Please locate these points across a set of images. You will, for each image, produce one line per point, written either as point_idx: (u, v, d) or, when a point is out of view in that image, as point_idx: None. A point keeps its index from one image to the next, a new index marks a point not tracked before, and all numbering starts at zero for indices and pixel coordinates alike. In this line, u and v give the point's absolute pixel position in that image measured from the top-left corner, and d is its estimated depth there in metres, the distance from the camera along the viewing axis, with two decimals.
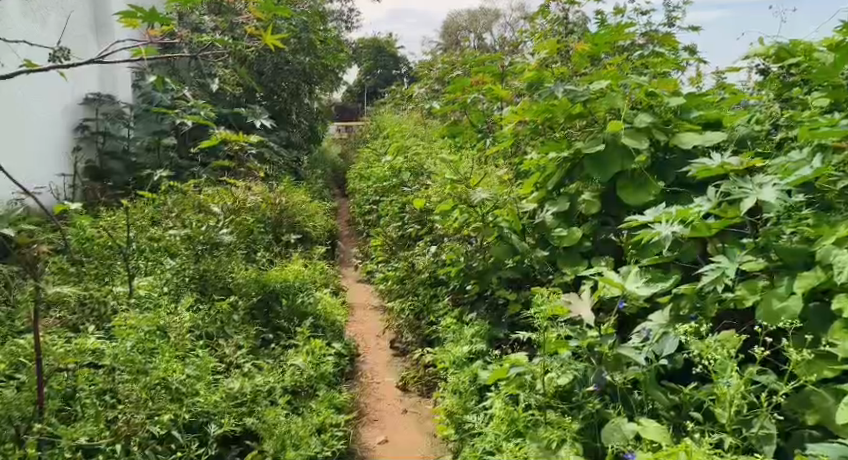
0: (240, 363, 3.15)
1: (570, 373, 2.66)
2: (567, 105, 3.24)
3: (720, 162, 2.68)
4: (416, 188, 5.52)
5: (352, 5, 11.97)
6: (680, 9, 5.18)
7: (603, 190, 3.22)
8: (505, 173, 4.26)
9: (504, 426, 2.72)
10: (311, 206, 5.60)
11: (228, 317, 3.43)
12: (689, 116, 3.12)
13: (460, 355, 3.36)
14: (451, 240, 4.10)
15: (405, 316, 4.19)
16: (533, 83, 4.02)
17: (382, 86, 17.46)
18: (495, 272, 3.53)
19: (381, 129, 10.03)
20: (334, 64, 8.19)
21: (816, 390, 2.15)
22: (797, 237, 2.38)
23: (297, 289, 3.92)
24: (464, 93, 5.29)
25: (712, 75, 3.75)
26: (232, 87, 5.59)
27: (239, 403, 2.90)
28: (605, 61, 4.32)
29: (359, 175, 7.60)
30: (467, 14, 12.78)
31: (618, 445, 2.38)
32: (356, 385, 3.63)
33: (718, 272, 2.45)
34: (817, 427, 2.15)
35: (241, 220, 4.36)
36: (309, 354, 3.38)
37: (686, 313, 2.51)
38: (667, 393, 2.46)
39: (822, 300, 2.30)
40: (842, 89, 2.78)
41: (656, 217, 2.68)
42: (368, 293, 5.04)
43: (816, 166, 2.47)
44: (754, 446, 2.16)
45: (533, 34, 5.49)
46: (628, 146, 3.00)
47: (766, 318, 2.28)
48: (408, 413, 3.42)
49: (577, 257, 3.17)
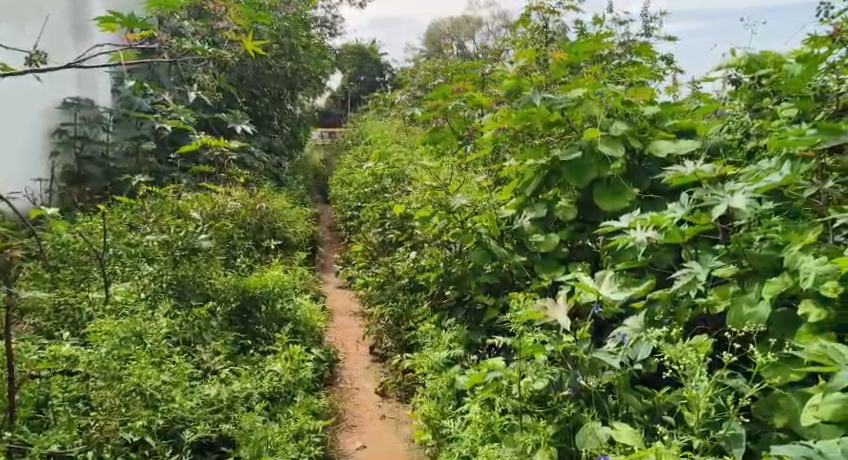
0: (217, 369, 3.16)
1: (546, 378, 2.72)
2: (546, 113, 3.31)
3: (693, 169, 2.74)
4: (398, 194, 5.55)
5: (336, 12, 12.02)
6: (657, 19, 5.27)
7: (580, 197, 3.24)
8: (485, 179, 4.29)
9: (481, 431, 2.79)
10: (292, 212, 5.61)
11: (206, 323, 3.42)
12: (663, 125, 3.19)
13: (438, 361, 3.42)
14: (430, 246, 4.12)
15: (385, 321, 4.21)
16: (512, 90, 4.07)
17: (365, 92, 17.53)
18: (474, 277, 3.57)
19: (364, 135, 10.07)
20: (318, 70, 8.21)
21: (784, 394, 2.17)
22: (767, 244, 2.41)
23: (278, 295, 3.94)
24: (445, 100, 5.33)
25: (688, 84, 3.79)
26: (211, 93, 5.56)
27: (215, 409, 2.90)
28: (584, 69, 4.39)
29: (341, 181, 7.62)
30: (450, 21, 12.83)
31: (591, 448, 2.43)
32: (336, 391, 3.63)
33: (690, 277, 2.50)
34: (784, 430, 2.18)
35: (220, 226, 4.35)
36: (288, 360, 3.40)
37: (660, 318, 2.57)
38: (641, 398, 2.50)
39: (789, 305, 2.33)
40: (809, 100, 2.72)
41: (631, 223, 2.74)
42: (349, 299, 5.05)
43: (784, 174, 2.48)
44: (723, 448, 2.20)
45: (514, 42, 5.54)
46: (605, 153, 3.04)
47: (735, 322, 2.35)
48: (387, 418, 3.44)
49: (554, 262, 3.21)
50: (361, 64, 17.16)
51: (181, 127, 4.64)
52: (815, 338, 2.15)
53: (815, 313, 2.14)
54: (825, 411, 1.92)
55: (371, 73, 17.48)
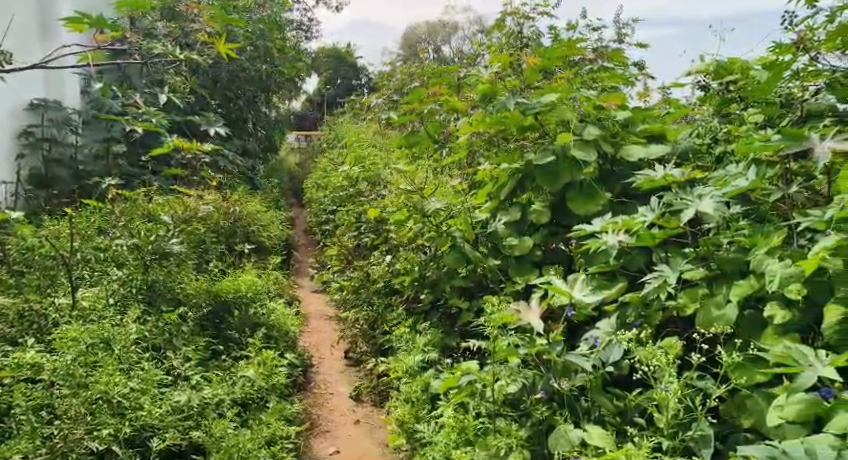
0: (187, 375, 3.13)
1: (519, 381, 2.74)
2: (519, 117, 3.32)
3: (663, 174, 2.77)
4: (373, 197, 5.54)
5: (312, 15, 11.99)
6: (629, 26, 5.33)
7: (553, 200, 3.25)
8: (460, 183, 4.30)
9: (455, 435, 2.80)
10: (267, 215, 5.58)
11: (177, 328, 3.39)
12: (635, 129, 3.21)
13: (412, 365, 3.43)
14: (405, 250, 4.13)
15: (360, 326, 4.21)
16: (487, 95, 4.10)
17: (341, 96, 17.47)
18: (448, 281, 3.59)
19: (340, 138, 10.05)
20: (294, 74, 8.18)
21: (750, 395, 2.20)
22: (735, 247, 2.45)
23: (251, 300, 3.92)
24: (420, 104, 5.34)
25: (659, 90, 3.85)
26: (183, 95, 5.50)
27: (185, 416, 2.88)
28: (558, 75, 4.43)
29: (316, 184, 7.59)
30: (426, 25, 12.85)
31: (564, 451, 2.45)
32: (309, 396, 3.61)
33: (661, 279, 2.52)
34: (751, 430, 2.22)
35: (192, 230, 4.30)
36: (261, 365, 3.38)
37: (631, 321, 2.60)
38: (612, 399, 2.52)
39: (756, 308, 2.36)
40: (774, 106, 2.78)
41: (603, 227, 2.75)
42: (323, 303, 5.03)
43: (750, 178, 2.52)
44: (692, 448, 2.23)
45: (489, 47, 5.58)
46: (578, 158, 3.07)
47: (704, 324, 2.37)
48: (361, 423, 3.43)
49: (527, 266, 3.24)
50: (337, 68, 17.13)
51: (149, 127, 4.69)
52: (780, 339, 2.18)
53: (780, 315, 2.18)
54: (789, 412, 1.96)
55: (347, 76, 17.46)
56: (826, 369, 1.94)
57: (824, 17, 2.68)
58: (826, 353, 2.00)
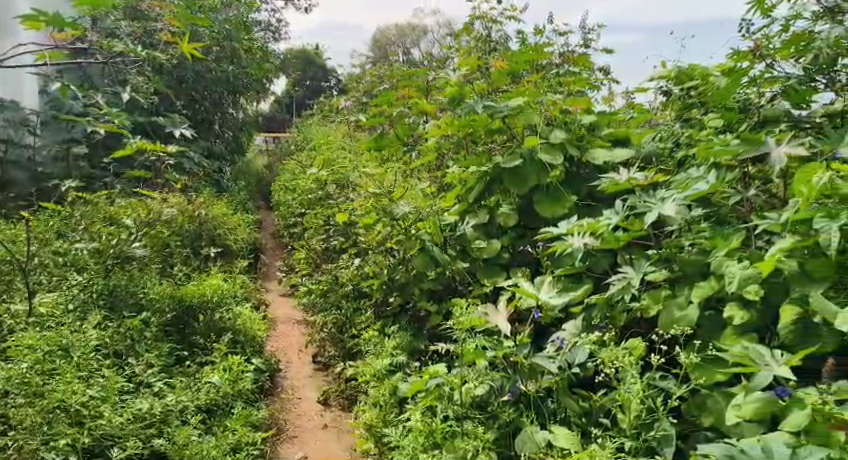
0: (150, 382, 3.09)
1: (486, 384, 2.74)
2: (486, 120, 3.37)
3: (627, 178, 2.83)
4: (341, 200, 5.52)
5: (280, 16, 11.92)
6: (595, 31, 5.39)
7: (521, 203, 3.27)
8: (428, 186, 4.31)
9: (423, 438, 2.77)
10: (234, 218, 5.52)
11: (141, 334, 3.34)
12: (600, 133, 3.27)
13: (381, 368, 3.42)
14: (374, 252, 4.11)
15: (328, 329, 4.19)
16: (455, 97, 4.11)
17: (311, 97, 17.38)
18: (417, 284, 3.59)
19: (309, 140, 10.00)
20: (262, 76, 8.12)
21: (711, 394, 2.23)
22: (696, 249, 2.49)
23: (216, 305, 3.87)
24: (390, 106, 5.32)
25: (623, 95, 3.89)
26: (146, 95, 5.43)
27: (147, 424, 2.83)
28: (525, 78, 4.46)
29: (284, 187, 7.54)
30: (396, 28, 12.85)
31: (529, 453, 2.47)
32: (276, 401, 3.57)
33: (625, 282, 2.56)
34: (712, 429, 2.25)
35: (156, 234, 4.23)
36: (226, 371, 3.34)
37: (597, 322, 2.63)
38: (578, 400, 2.54)
39: (717, 308, 2.39)
40: (734, 111, 2.82)
41: (569, 229, 2.79)
42: (291, 307, 5.00)
43: (710, 182, 2.54)
44: (654, 448, 2.26)
45: (457, 50, 5.59)
46: (544, 161, 3.12)
47: (666, 325, 2.41)
48: (328, 428, 3.41)
49: (495, 268, 3.26)
50: (306, 70, 17.04)
51: (111, 128, 4.63)
52: (739, 340, 2.22)
53: (738, 316, 2.21)
54: (746, 410, 1.99)
55: (317, 78, 17.39)
56: (782, 369, 1.98)
57: (779, 26, 2.74)
58: (781, 352, 2.03)
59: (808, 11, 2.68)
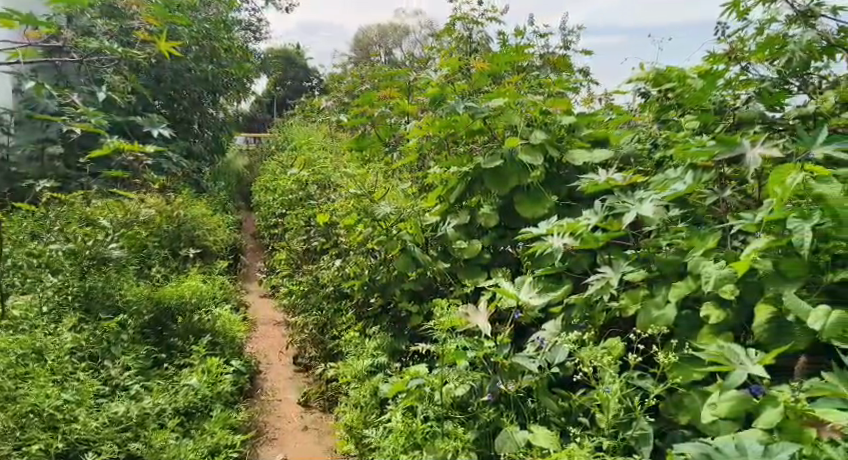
0: (126, 385, 3.07)
1: (467, 384, 2.73)
2: (468, 121, 3.40)
3: (606, 178, 2.84)
4: (322, 201, 5.49)
5: (261, 15, 11.84)
6: (575, 33, 5.42)
7: (502, 204, 3.28)
8: (409, 187, 4.30)
9: (403, 439, 2.77)
10: (213, 219, 5.48)
11: (117, 336, 3.31)
12: (579, 134, 3.27)
13: (362, 369, 3.41)
14: (355, 253, 4.07)
15: (309, 331, 4.17)
16: (436, 98, 4.10)
17: (292, 97, 17.29)
18: (398, 284, 3.58)
19: (290, 141, 9.96)
20: (243, 75, 8.07)
21: (688, 393, 2.25)
22: (674, 249, 2.51)
23: (194, 307, 3.83)
24: (371, 106, 5.31)
25: (602, 97, 3.92)
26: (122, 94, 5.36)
27: (123, 428, 2.82)
28: (506, 79, 4.47)
29: (264, 187, 7.50)
30: (377, 29, 12.82)
31: (509, 453, 2.48)
32: (255, 403, 3.55)
33: (604, 282, 2.57)
34: (689, 427, 2.27)
35: (133, 235, 4.19)
36: (205, 373, 3.31)
37: (577, 322, 2.64)
38: (558, 400, 2.55)
39: (694, 308, 2.41)
40: (710, 113, 2.84)
41: (549, 229, 2.79)
42: (272, 308, 4.97)
43: (687, 183, 2.56)
44: (632, 446, 2.28)
45: (439, 51, 5.59)
46: (525, 162, 3.13)
47: (644, 325, 2.42)
48: (309, 430, 3.39)
49: (476, 269, 3.27)
50: (288, 70, 16.96)
51: (88, 128, 4.59)
52: (715, 339, 2.24)
53: (715, 315, 2.24)
54: (722, 409, 2.02)
55: (298, 78, 17.30)
56: (756, 367, 2.00)
57: (754, 29, 2.79)
58: (756, 351, 2.06)
59: (782, 15, 2.73)
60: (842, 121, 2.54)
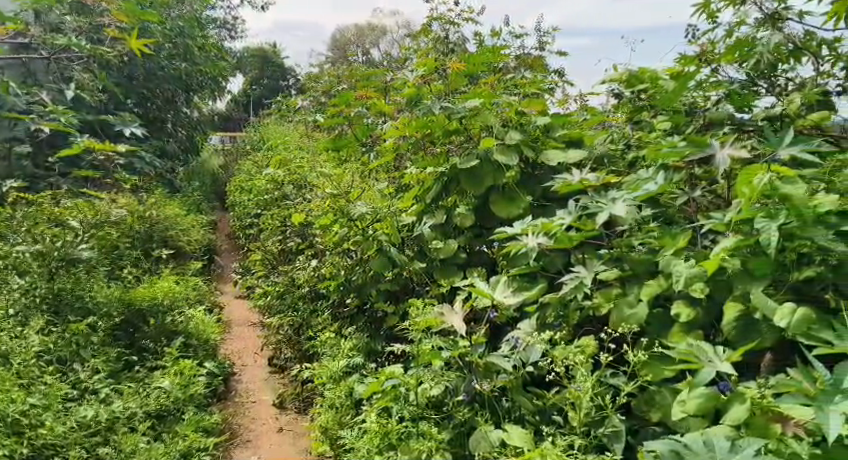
0: (96, 389, 3.04)
1: (443, 384, 2.73)
2: (444, 121, 3.40)
3: (579, 178, 2.85)
4: (298, 201, 5.45)
5: (236, 14, 11.74)
6: (550, 34, 5.44)
7: (478, 204, 3.28)
8: (386, 187, 4.28)
9: (378, 440, 2.76)
10: (187, 219, 5.42)
11: (87, 339, 3.27)
12: (553, 134, 3.27)
13: (337, 370, 3.39)
14: (331, 254, 4.01)
15: (285, 331, 4.15)
16: (413, 98, 4.09)
17: (268, 96, 17.15)
18: (374, 285, 3.57)
19: (266, 140, 9.89)
20: (218, 74, 7.99)
21: (659, 390, 2.28)
22: (646, 248, 2.54)
23: (167, 308, 3.78)
24: (347, 106, 5.28)
25: (577, 98, 3.94)
26: (92, 92, 5.29)
27: (92, 433, 2.81)
28: (482, 79, 4.48)
29: (239, 187, 7.44)
30: (355, 28, 12.76)
31: (483, 452, 2.48)
32: (230, 406, 3.53)
33: (578, 281, 2.58)
34: (660, 424, 2.29)
35: (103, 236, 4.15)
36: (177, 376, 3.28)
37: (551, 321, 2.66)
38: (532, 399, 2.56)
39: (665, 306, 2.44)
40: (681, 114, 2.86)
41: (523, 229, 2.79)
42: (247, 309, 4.94)
43: (659, 183, 2.58)
44: (604, 444, 2.30)
45: (416, 51, 5.58)
46: (500, 162, 3.12)
47: (616, 323, 2.45)
48: (284, 431, 3.37)
49: (452, 269, 3.27)
50: (264, 69, 16.84)
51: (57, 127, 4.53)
52: (685, 337, 2.27)
53: (685, 314, 2.26)
54: (691, 406, 2.04)
55: (274, 77, 17.17)
56: (724, 365, 2.02)
57: (723, 31, 2.83)
58: (724, 349, 2.09)
59: (750, 18, 2.77)
60: (808, 121, 2.54)
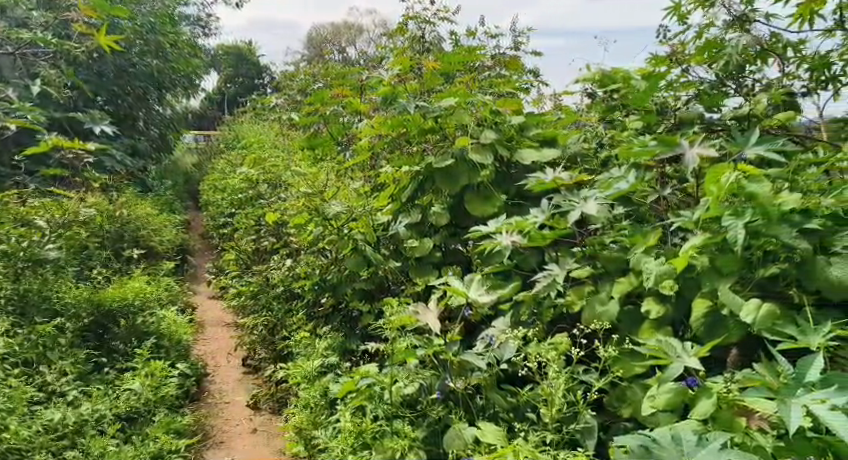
0: (63, 391, 3.01)
1: (416, 382, 2.76)
2: (420, 120, 3.40)
3: (552, 177, 2.85)
4: (273, 200, 5.42)
5: (210, 11, 11.63)
6: (525, 34, 5.47)
7: (453, 202, 3.27)
8: (362, 186, 4.28)
9: (353, 439, 2.76)
10: (159, 218, 5.37)
11: (54, 340, 3.24)
12: (527, 133, 3.27)
13: (311, 370, 3.37)
14: (307, 253, 4.01)
15: (259, 331, 4.12)
16: (388, 96, 4.08)
17: (244, 94, 17.01)
18: (349, 284, 3.55)
19: (242, 138, 9.82)
20: (191, 71, 7.91)
21: (630, 386, 2.30)
22: (618, 246, 2.56)
23: (139, 309, 3.72)
24: (323, 104, 5.27)
25: (551, 97, 3.97)
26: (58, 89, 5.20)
27: (59, 436, 2.77)
28: (458, 78, 4.49)
29: (213, 186, 7.38)
30: (331, 27, 12.69)
31: (457, 450, 2.48)
32: (202, 407, 3.49)
33: (551, 279, 2.59)
34: (631, 420, 2.32)
35: (72, 235, 4.09)
36: (148, 377, 3.24)
37: (525, 319, 2.66)
38: (506, 396, 2.57)
39: (636, 303, 2.45)
40: (652, 113, 2.88)
41: (497, 228, 2.79)
42: (222, 309, 4.89)
43: (630, 181, 2.60)
44: (576, 440, 2.32)
45: (392, 50, 5.57)
46: (474, 161, 3.12)
47: (588, 320, 2.46)
48: (258, 432, 3.34)
49: (427, 267, 3.27)
50: (239, 66, 16.70)
51: (24, 125, 4.45)
52: (655, 333, 2.29)
53: (655, 310, 2.28)
54: (660, 401, 2.07)
55: (249, 75, 17.04)
56: (692, 360, 2.05)
57: (694, 34, 2.94)
58: (693, 344, 2.11)
59: (719, 20, 2.88)
60: (774, 122, 2.55)
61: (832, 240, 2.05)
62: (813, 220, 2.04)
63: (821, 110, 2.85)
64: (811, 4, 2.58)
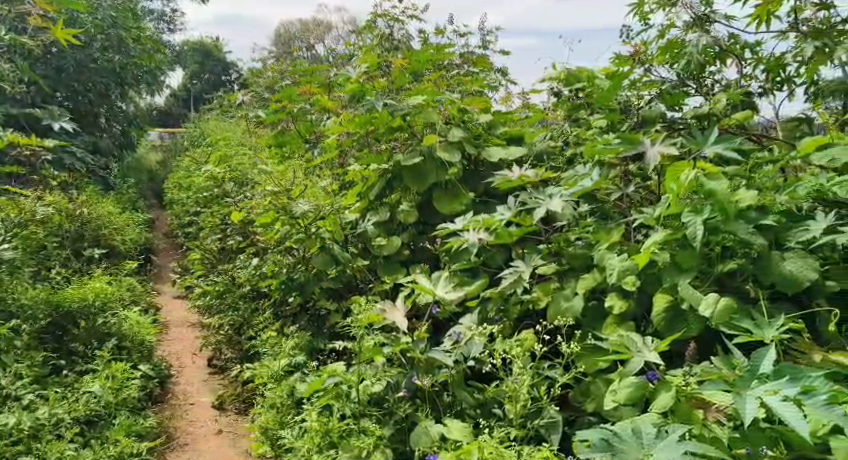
0: (20, 395, 2.93)
1: (384, 380, 2.75)
2: (387, 117, 3.34)
3: (519, 174, 2.86)
4: (238, 198, 5.36)
5: (175, 6, 11.46)
6: (493, 32, 5.49)
7: (420, 201, 3.28)
8: (329, 184, 4.26)
9: (319, 438, 2.74)
10: (121, 218, 5.28)
11: (10, 343, 3.14)
12: (495, 132, 3.31)
13: (278, 370, 3.35)
14: (273, 252, 3.98)
15: (225, 331, 4.07)
16: (356, 94, 4.06)
17: (209, 91, 16.80)
18: (316, 283, 3.53)
19: (208, 135, 9.70)
20: (155, 67, 7.79)
21: (594, 381, 2.31)
22: (583, 243, 2.59)
23: (99, 310, 3.68)
24: (289, 102, 5.22)
25: (519, 95, 3.98)
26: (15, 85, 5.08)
27: (13, 441, 2.70)
28: (426, 76, 4.49)
29: (178, 185, 7.28)
30: (299, 23, 12.59)
31: (424, 447, 2.47)
32: (165, 409, 3.44)
33: (517, 275, 2.61)
34: (595, 414, 2.34)
35: (30, 234, 4.01)
36: (109, 379, 3.19)
37: (492, 316, 2.67)
38: (473, 393, 2.57)
39: (600, 299, 2.48)
40: (616, 112, 2.93)
41: (465, 225, 2.80)
42: (186, 310, 4.83)
43: (594, 179, 2.64)
44: (542, 435, 2.33)
45: (360, 47, 5.54)
46: (442, 159, 3.10)
47: (552, 316, 2.48)
48: (224, 432, 3.29)
49: (395, 265, 3.28)
50: (205, 62, 16.49)
51: None
52: (618, 328, 2.31)
53: (618, 306, 2.31)
54: (621, 395, 2.08)
55: (216, 71, 16.84)
56: (652, 354, 2.07)
57: (656, 33, 2.97)
58: (653, 339, 2.14)
59: (680, 21, 2.90)
60: (733, 121, 2.58)
61: (785, 236, 2.10)
62: (769, 217, 2.08)
63: (776, 110, 2.90)
64: (768, 5, 2.62)
